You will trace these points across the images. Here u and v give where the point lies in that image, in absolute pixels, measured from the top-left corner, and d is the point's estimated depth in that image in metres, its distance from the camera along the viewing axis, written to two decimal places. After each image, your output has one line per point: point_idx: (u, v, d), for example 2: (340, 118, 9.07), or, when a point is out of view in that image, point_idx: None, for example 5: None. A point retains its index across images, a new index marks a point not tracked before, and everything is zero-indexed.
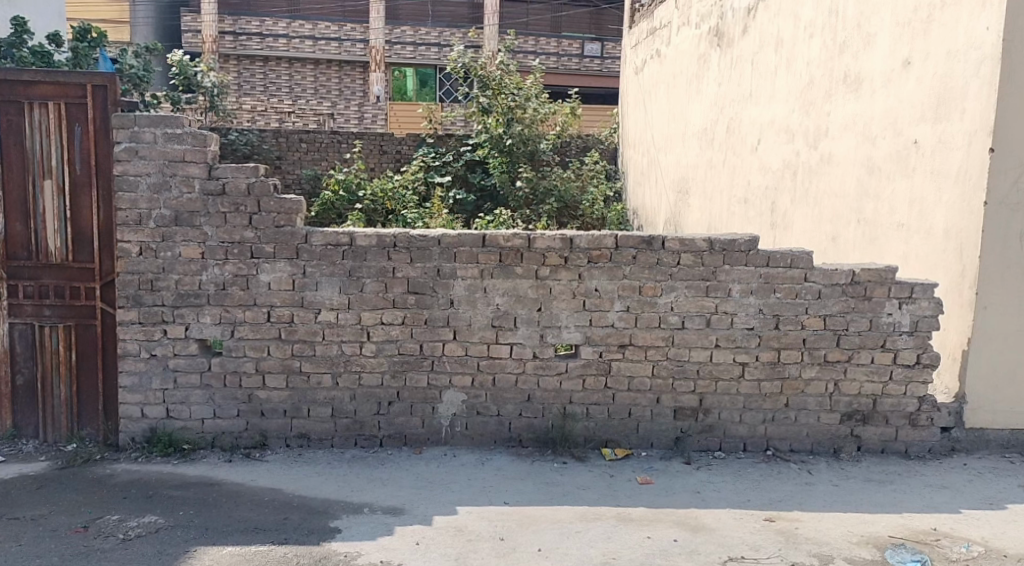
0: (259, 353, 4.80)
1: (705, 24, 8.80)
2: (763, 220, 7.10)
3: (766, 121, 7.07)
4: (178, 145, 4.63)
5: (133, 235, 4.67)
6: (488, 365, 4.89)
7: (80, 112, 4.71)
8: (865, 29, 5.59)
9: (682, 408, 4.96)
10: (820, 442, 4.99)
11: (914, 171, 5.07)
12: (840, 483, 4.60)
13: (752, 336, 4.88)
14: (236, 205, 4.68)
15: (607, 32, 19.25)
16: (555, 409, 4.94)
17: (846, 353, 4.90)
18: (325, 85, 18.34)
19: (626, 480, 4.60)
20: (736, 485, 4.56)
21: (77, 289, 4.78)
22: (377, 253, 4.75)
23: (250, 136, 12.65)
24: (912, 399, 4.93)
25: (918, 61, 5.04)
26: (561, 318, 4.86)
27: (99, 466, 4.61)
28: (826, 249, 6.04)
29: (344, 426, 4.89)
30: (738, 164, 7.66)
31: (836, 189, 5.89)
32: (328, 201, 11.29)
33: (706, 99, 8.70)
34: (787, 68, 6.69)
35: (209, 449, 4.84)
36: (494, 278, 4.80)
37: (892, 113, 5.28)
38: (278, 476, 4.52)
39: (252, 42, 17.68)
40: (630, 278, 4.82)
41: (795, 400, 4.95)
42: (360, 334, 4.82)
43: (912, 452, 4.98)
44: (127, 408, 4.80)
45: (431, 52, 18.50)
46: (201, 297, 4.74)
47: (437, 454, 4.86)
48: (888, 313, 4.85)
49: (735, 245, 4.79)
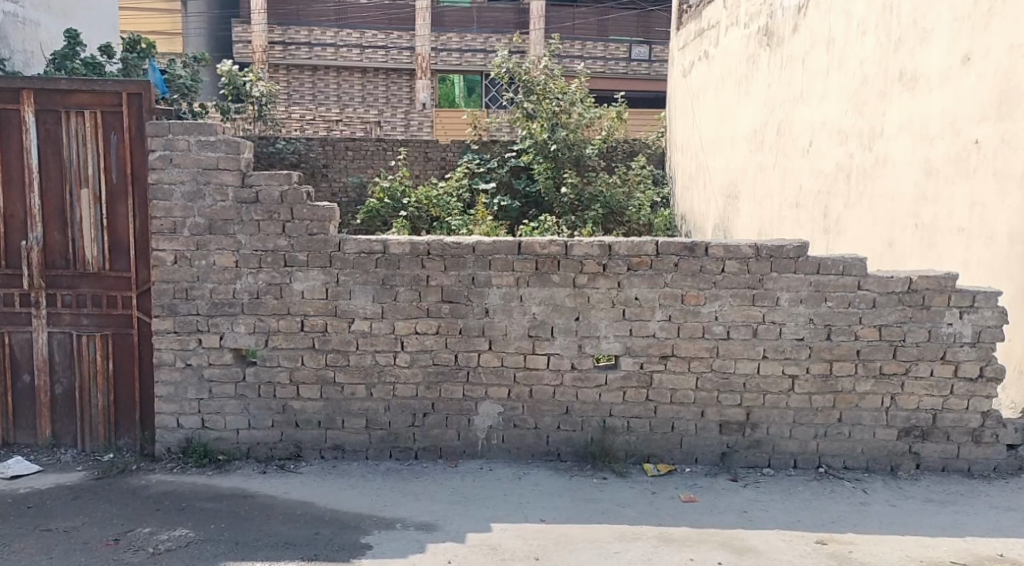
0: (293, 363, 4.74)
1: (754, 23, 8.56)
2: (815, 225, 6.82)
3: (818, 123, 6.79)
4: (212, 153, 4.60)
5: (168, 244, 4.65)
6: (525, 376, 4.75)
7: (116, 120, 4.72)
8: (922, 25, 5.31)
9: (728, 422, 4.75)
10: (876, 459, 4.72)
11: (976, 173, 4.78)
12: (898, 504, 4.34)
13: (802, 347, 4.65)
14: (269, 213, 4.63)
15: (655, 35, 18.95)
16: (595, 422, 4.78)
17: (903, 366, 4.63)
18: (372, 93, 18.47)
19: (669, 497, 4.41)
20: (786, 504, 4.33)
21: (114, 298, 4.79)
22: (411, 261, 4.66)
23: (297, 144, 12.70)
24: (975, 414, 4.63)
25: (980, 57, 4.76)
26: (600, 327, 4.69)
27: (133, 476, 4.58)
28: (882, 255, 5.77)
29: (378, 438, 4.80)
30: (790, 167, 7.38)
31: (891, 193, 5.62)
32: (373, 208, 11.27)
33: (755, 101, 8.45)
34: (840, 67, 6.40)
35: (243, 460, 4.79)
36: (530, 286, 4.66)
37: (951, 112, 5.00)
38: (310, 488, 4.45)
39: (300, 52, 17.86)
40: (673, 286, 4.63)
41: (848, 415, 4.69)
42: (394, 344, 4.72)
43: (975, 471, 4.67)
44: (163, 418, 4.78)
45: (476, 58, 18.51)
46: (235, 306, 4.70)
47: (473, 468, 4.73)
48: (948, 322, 4.57)
49: (783, 252, 4.57)
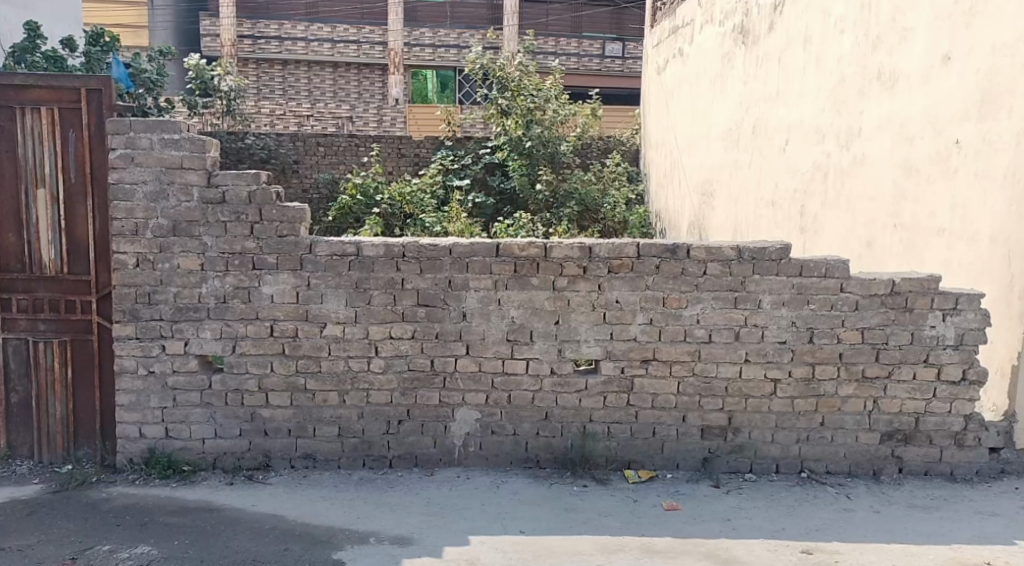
0: (262, 370, 4.57)
1: (729, 21, 8.49)
2: (792, 224, 6.77)
3: (795, 122, 6.73)
4: (176, 151, 4.41)
5: (129, 246, 4.45)
6: (503, 382, 4.62)
7: (74, 117, 4.50)
8: (901, 24, 5.25)
9: (710, 426, 4.66)
10: (859, 463, 4.66)
11: (957, 174, 4.72)
12: (882, 510, 4.27)
13: (785, 351, 4.57)
14: (236, 214, 4.45)
15: (628, 31, 18.89)
16: (575, 428, 4.67)
17: (886, 369, 4.57)
18: (344, 88, 18.22)
19: (651, 505, 4.31)
20: (770, 511, 4.24)
21: (72, 302, 4.58)
22: (385, 264, 4.50)
23: (267, 140, 12.41)
24: (958, 417, 4.58)
25: (960, 57, 4.70)
26: (581, 331, 4.57)
27: (93, 489, 4.39)
28: (861, 255, 5.71)
29: (352, 446, 4.64)
30: (766, 166, 7.32)
31: (870, 192, 5.56)
32: (346, 205, 11.13)
33: (730, 99, 8.38)
34: (817, 65, 6.34)
35: (210, 471, 4.61)
36: (508, 289, 4.53)
37: (932, 112, 4.95)
38: (281, 500, 4.28)
39: (270, 45, 17.53)
40: (654, 289, 4.53)
41: (831, 419, 4.63)
42: (368, 349, 4.57)
43: (958, 474, 4.63)
44: (124, 428, 4.58)
45: (450, 54, 18.33)
46: (200, 310, 4.51)
47: (449, 476, 4.60)
48: (931, 325, 4.52)
49: (765, 254, 4.48)
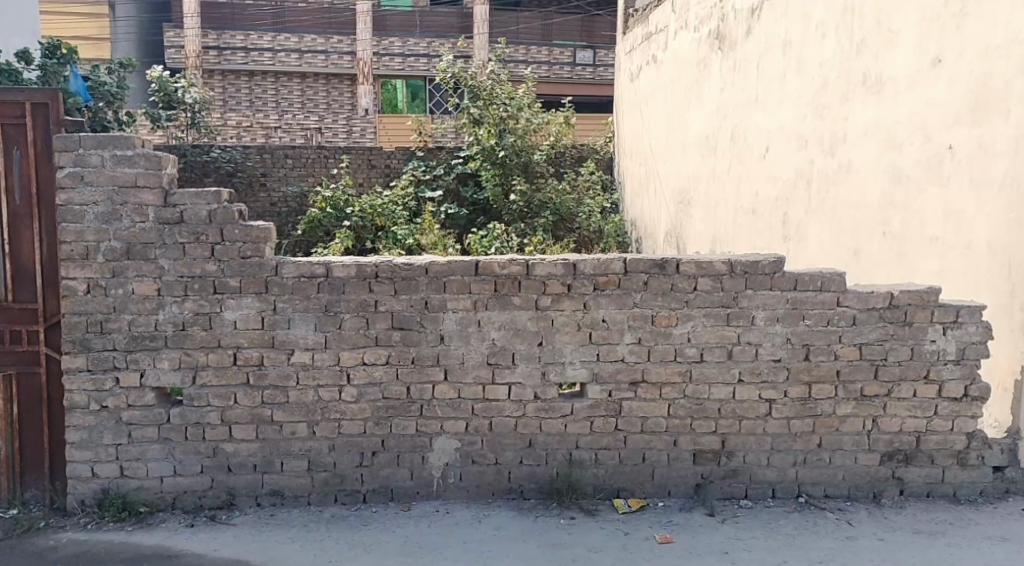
0: (225, 402, 4.25)
1: (705, 26, 8.30)
2: (774, 232, 6.57)
3: (774, 128, 6.55)
4: (130, 169, 4.09)
5: (79, 272, 4.12)
6: (484, 408, 4.35)
7: (18, 133, 4.18)
8: (887, 26, 5.08)
9: (703, 451, 4.43)
10: (858, 486, 4.45)
11: (949, 180, 4.55)
12: (886, 537, 4.06)
13: (780, 369, 4.35)
14: (196, 234, 4.15)
15: (599, 39, 18.72)
16: (560, 456, 4.41)
17: (885, 387, 4.37)
18: (312, 99, 17.85)
19: (643, 538, 4.06)
20: (769, 542, 4.01)
21: (18, 333, 4.25)
22: (357, 285, 4.21)
23: (232, 153, 12.03)
24: (960, 435, 4.40)
25: (951, 59, 4.54)
26: (565, 353, 4.32)
27: (40, 537, 4.05)
28: (847, 264, 5.53)
29: (322, 481, 4.34)
30: (746, 173, 7.13)
31: (856, 200, 5.38)
32: (314, 218, 10.84)
33: (707, 105, 8.20)
34: (797, 71, 6.17)
35: (169, 512, 4.29)
36: (489, 310, 4.27)
37: (920, 117, 4.78)
38: (246, 544, 3.97)
39: (236, 56, 17.12)
40: (642, 307, 4.29)
41: (829, 440, 4.42)
42: (339, 378, 4.28)
43: (961, 496, 4.44)
44: (75, 468, 4.24)
45: (420, 63, 18.02)
46: (157, 339, 4.19)
47: (429, 511, 4.31)
48: (931, 339, 4.33)
49: (758, 268, 4.26)
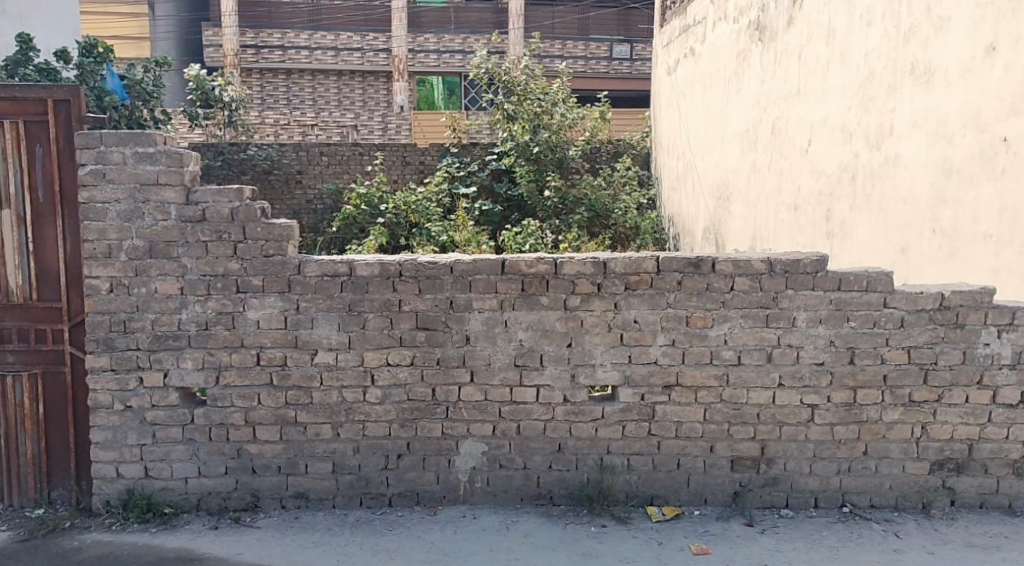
0: (249, 403, 4.18)
1: (745, 17, 8.05)
2: (817, 229, 6.32)
3: (817, 121, 6.29)
4: (151, 166, 4.04)
5: (102, 270, 4.08)
6: (512, 411, 4.22)
7: (41, 131, 4.14)
8: (937, 13, 4.82)
9: (741, 457, 4.24)
10: (905, 497, 4.22)
11: (1004, 174, 4.30)
12: (937, 551, 3.84)
13: (822, 373, 4.15)
14: (218, 233, 4.08)
15: (635, 33, 18.50)
16: (591, 461, 4.26)
17: (935, 392, 4.14)
18: (349, 96, 17.86)
19: (677, 549, 3.89)
20: (810, 555, 3.82)
21: (42, 332, 4.23)
22: (380, 284, 4.10)
23: (268, 150, 12.06)
24: (1015, 444, 4.15)
25: (1006, 46, 4.28)
26: (596, 354, 4.17)
27: (65, 538, 4.02)
28: (895, 262, 5.28)
29: (347, 484, 4.25)
30: (787, 167, 6.88)
31: (904, 195, 5.13)
32: (349, 215, 10.83)
33: (747, 98, 7.94)
34: (840, 61, 5.91)
35: (193, 513, 4.23)
36: (516, 310, 4.13)
37: (973, 107, 4.52)
38: (268, 548, 3.89)
39: (273, 54, 17.21)
40: (675, 307, 4.12)
41: (875, 448, 4.20)
42: (363, 379, 4.18)
43: (1017, 507, 4.19)
44: (100, 468, 4.21)
45: (455, 59, 17.97)
46: (180, 339, 4.14)
47: (455, 516, 4.19)
48: (984, 343, 4.08)
49: (799, 267, 4.06)
